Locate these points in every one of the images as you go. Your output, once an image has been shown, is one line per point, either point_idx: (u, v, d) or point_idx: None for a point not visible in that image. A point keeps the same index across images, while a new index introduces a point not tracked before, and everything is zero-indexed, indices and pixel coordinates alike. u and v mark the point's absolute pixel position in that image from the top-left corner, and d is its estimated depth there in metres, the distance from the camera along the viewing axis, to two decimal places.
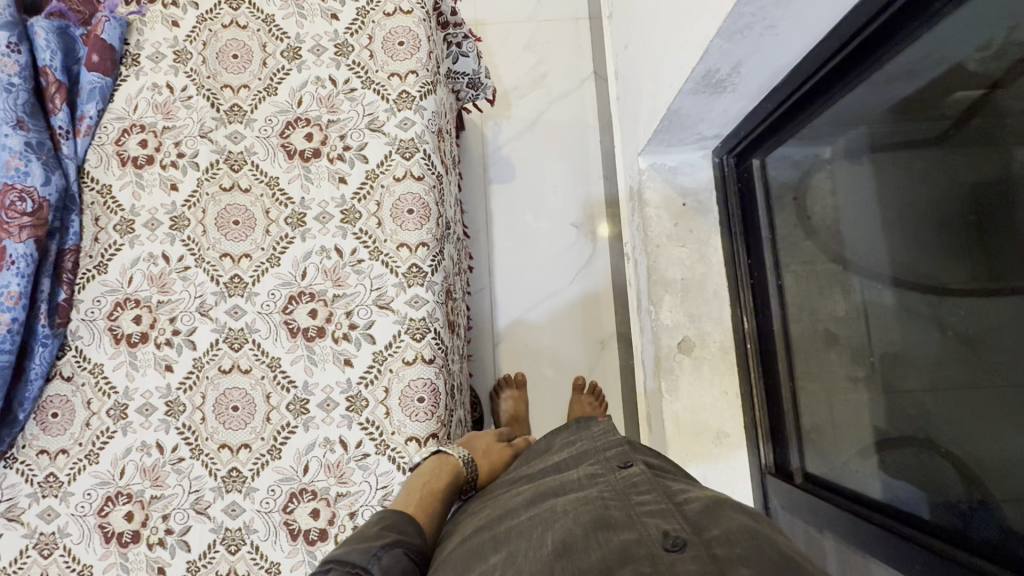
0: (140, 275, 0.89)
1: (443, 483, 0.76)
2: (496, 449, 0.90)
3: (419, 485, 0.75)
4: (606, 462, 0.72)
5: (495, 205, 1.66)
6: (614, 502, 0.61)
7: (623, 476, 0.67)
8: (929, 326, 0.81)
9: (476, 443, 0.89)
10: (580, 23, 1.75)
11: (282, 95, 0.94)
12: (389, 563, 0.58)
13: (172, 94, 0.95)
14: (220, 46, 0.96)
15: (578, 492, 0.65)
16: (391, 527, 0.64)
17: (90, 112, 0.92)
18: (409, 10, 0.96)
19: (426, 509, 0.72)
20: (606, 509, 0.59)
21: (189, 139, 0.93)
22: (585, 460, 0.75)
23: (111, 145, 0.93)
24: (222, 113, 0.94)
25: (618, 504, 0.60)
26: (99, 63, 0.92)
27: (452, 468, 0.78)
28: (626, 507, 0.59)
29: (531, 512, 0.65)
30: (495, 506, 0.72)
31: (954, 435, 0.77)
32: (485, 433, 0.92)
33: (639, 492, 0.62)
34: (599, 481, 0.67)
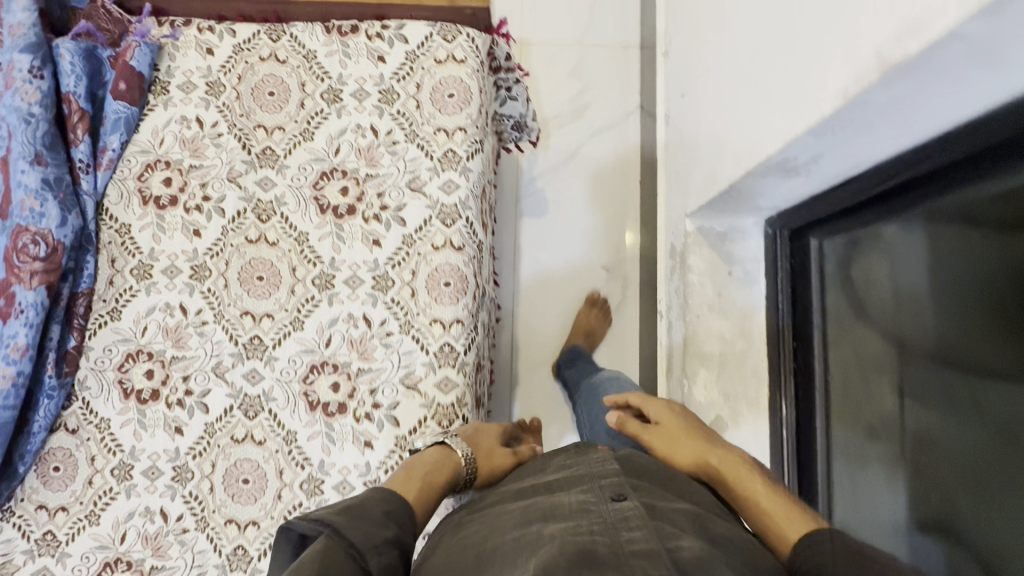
0: (155, 325, 0.84)
1: (443, 479, 0.71)
2: (501, 451, 0.81)
3: (419, 472, 0.70)
4: (599, 489, 0.64)
5: (523, 243, 1.59)
6: (601, 536, 0.56)
7: (615, 508, 0.61)
8: (970, 414, 0.79)
9: (482, 440, 0.80)
10: (630, 52, 1.66)
11: (319, 141, 0.87)
12: (384, 560, 0.55)
13: (202, 129, 0.88)
14: (256, 81, 0.89)
15: (568, 520, 0.59)
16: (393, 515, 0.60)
17: (113, 144, 0.86)
18: (462, 59, 0.88)
19: (423, 501, 0.67)
20: (592, 545, 0.54)
21: (217, 182, 0.87)
22: (576, 481, 0.68)
23: (133, 181, 0.87)
24: (253, 156, 0.87)
25: (605, 539, 0.56)
26: (126, 92, 0.85)
27: (455, 466, 0.73)
28: (614, 547, 0.54)
29: (517, 535, 0.60)
30: (484, 525, 0.65)
31: (982, 528, 0.77)
32: (492, 428, 0.83)
33: (629, 527, 0.57)
34: (590, 509, 0.61)
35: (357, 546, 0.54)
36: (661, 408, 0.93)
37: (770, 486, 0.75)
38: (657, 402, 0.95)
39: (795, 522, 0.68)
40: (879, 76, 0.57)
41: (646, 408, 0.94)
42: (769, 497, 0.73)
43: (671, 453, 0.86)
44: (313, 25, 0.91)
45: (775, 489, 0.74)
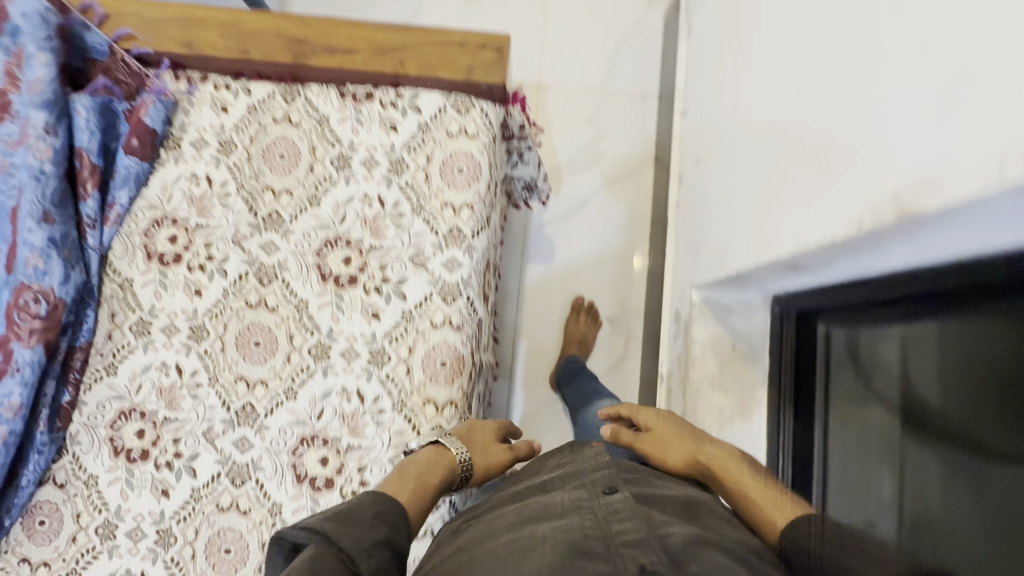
0: (150, 384, 0.84)
1: (438, 477, 0.71)
2: (496, 448, 0.81)
3: (413, 473, 0.70)
4: (591, 486, 0.71)
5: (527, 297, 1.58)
6: (593, 529, 0.62)
7: (606, 501, 0.67)
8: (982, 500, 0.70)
9: (476, 437, 0.80)
10: (648, 102, 1.64)
11: (325, 208, 0.87)
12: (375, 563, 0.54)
13: (210, 188, 0.88)
14: (267, 143, 0.89)
15: (560, 518, 0.65)
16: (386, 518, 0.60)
17: (122, 200, 0.86)
18: (474, 132, 0.87)
19: (418, 499, 0.67)
20: (585, 538, 0.60)
21: (221, 242, 0.87)
22: (571, 482, 0.75)
23: (139, 236, 0.87)
24: (259, 219, 0.87)
25: (597, 532, 0.61)
26: (138, 148, 0.86)
27: (449, 464, 0.73)
28: (607, 540, 0.60)
29: (509, 538, 0.63)
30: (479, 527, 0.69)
31: None
32: (487, 425, 0.83)
33: (619, 519, 0.63)
34: (581, 507, 0.67)
35: (347, 551, 0.53)
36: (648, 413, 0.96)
37: (758, 481, 0.80)
38: (645, 409, 0.97)
39: (784, 512, 0.73)
40: (894, 218, 0.56)
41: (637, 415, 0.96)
42: (756, 487, 0.78)
43: (658, 452, 0.88)
44: (329, 88, 0.90)
45: (762, 485, 0.79)
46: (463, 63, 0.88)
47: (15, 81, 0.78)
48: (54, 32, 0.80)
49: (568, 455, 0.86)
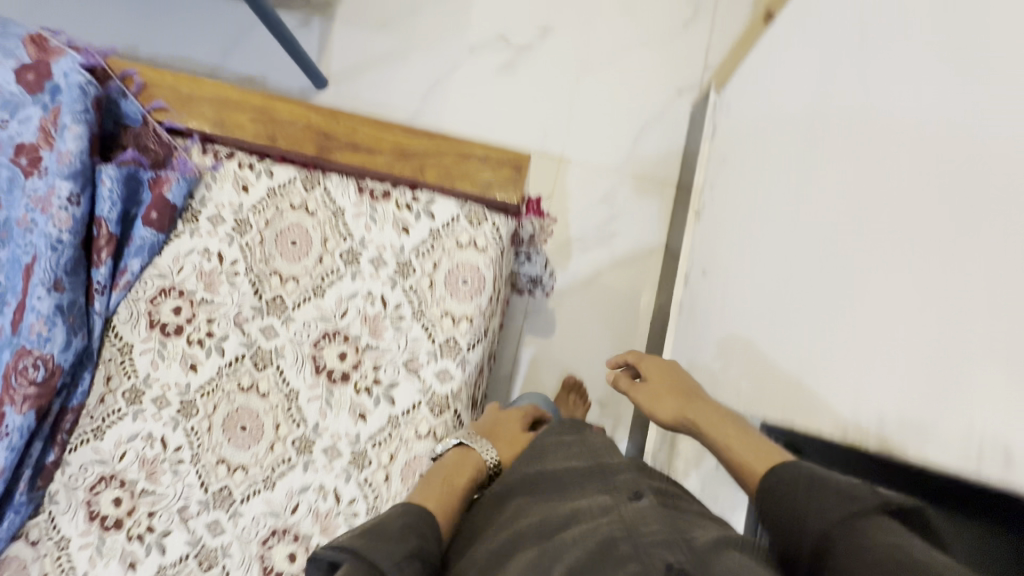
0: (133, 453, 0.86)
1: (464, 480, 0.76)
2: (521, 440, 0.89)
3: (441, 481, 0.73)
4: (618, 491, 0.71)
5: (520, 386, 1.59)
6: (623, 533, 0.63)
7: (633, 507, 0.68)
8: None
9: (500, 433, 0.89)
10: (666, 189, 1.66)
11: (328, 301, 0.88)
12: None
13: (221, 264, 0.90)
14: (281, 228, 0.91)
15: (590, 523, 0.66)
16: (412, 529, 0.64)
17: (133, 268, 0.89)
18: (482, 246, 0.89)
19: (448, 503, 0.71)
20: (615, 543, 0.62)
21: (223, 320, 0.89)
22: (595, 478, 0.74)
23: (145, 303, 0.89)
24: (262, 302, 0.89)
25: (626, 536, 0.63)
26: (156, 221, 0.88)
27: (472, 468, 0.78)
28: (633, 543, 0.61)
29: (540, 543, 0.65)
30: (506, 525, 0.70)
31: None
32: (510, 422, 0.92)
33: (647, 524, 0.64)
34: (612, 511, 0.67)
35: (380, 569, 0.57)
36: (651, 365, 0.97)
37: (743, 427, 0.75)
38: (650, 360, 0.99)
39: (763, 461, 0.68)
40: (875, 444, 0.58)
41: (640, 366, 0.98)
42: (740, 436, 0.73)
43: (656, 406, 0.91)
44: (348, 181, 0.92)
45: (746, 429, 0.74)
46: (482, 178, 0.90)
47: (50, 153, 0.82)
48: (89, 105, 0.85)
49: (577, 443, 0.82)
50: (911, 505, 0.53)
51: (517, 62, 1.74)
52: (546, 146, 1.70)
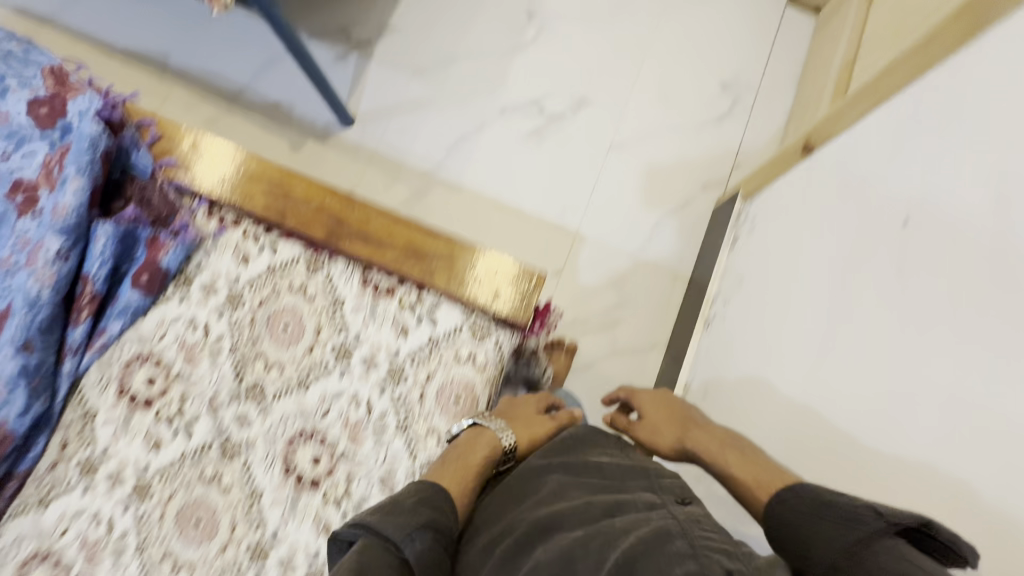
0: (75, 532, 0.84)
1: (479, 457, 0.86)
2: (538, 422, 0.96)
3: (457, 457, 0.86)
4: (663, 494, 0.80)
5: None
6: (676, 531, 0.69)
7: (683, 511, 0.76)
8: None
9: (517, 415, 0.97)
10: (677, 283, 1.62)
11: (311, 396, 0.93)
12: (418, 547, 0.70)
13: (205, 338, 0.94)
14: (275, 312, 0.96)
15: (644, 517, 0.73)
16: (426, 503, 0.76)
17: (113, 329, 0.92)
18: (480, 364, 0.98)
19: (460, 480, 0.83)
20: (670, 537, 0.68)
21: (196, 399, 0.92)
22: (630, 482, 0.83)
23: (118, 367, 0.92)
24: (240, 387, 0.93)
25: (679, 534, 0.69)
26: (146, 284, 0.92)
27: (487, 444, 0.88)
28: (690, 539, 0.67)
29: (586, 527, 0.73)
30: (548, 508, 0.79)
31: None
32: (525, 405, 0.99)
33: (702, 529, 0.71)
34: (659, 510, 0.75)
35: (392, 540, 0.69)
36: (646, 396, 1.05)
37: (743, 455, 0.85)
38: (641, 393, 1.06)
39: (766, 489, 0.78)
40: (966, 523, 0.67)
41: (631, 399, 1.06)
42: (743, 467, 0.83)
43: (654, 438, 1.00)
44: (353, 270, 1.00)
45: (746, 459, 0.84)
46: (490, 290, 0.99)
47: (47, 205, 0.83)
48: (96, 157, 0.86)
49: (623, 454, 0.92)
50: (916, 523, 0.61)
51: (547, 129, 1.72)
52: (563, 219, 1.66)
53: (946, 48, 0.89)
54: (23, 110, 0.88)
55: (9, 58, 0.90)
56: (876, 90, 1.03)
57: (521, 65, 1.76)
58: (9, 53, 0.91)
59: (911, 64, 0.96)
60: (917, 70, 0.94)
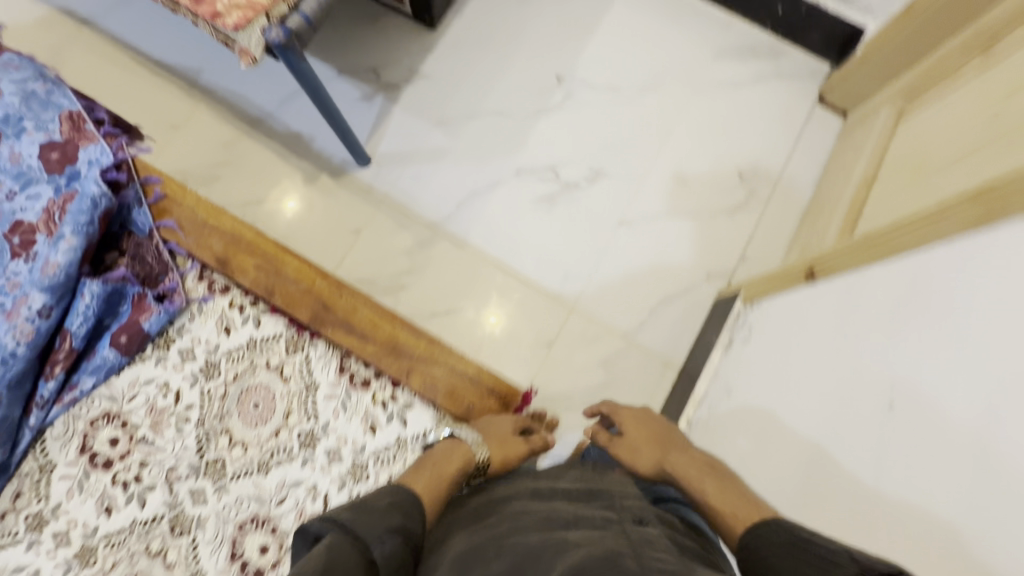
0: None
1: (452, 466, 0.99)
2: (511, 444, 1.14)
3: (432, 466, 0.98)
4: (623, 514, 0.86)
5: None
6: (628, 548, 0.73)
7: (640, 531, 0.80)
8: None
9: (496, 436, 1.14)
10: (668, 370, 1.60)
11: (269, 481, 1.19)
12: (386, 549, 0.75)
13: (174, 406, 1.22)
14: (249, 394, 1.25)
15: (594, 532, 0.78)
16: (399, 507, 0.82)
17: (84, 384, 1.20)
18: None
19: (430, 486, 0.93)
20: (620, 553, 0.71)
21: (155, 465, 1.19)
22: (598, 503, 0.90)
23: (83, 422, 1.20)
24: (200, 462, 1.19)
25: (631, 551, 0.72)
26: (124, 343, 1.22)
27: (462, 454, 1.02)
28: (639, 557, 0.70)
29: (543, 538, 0.78)
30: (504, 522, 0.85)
31: None
32: (506, 427, 1.17)
33: (654, 549, 0.74)
34: (614, 528, 0.80)
35: (361, 537, 0.73)
36: (629, 420, 1.15)
37: (718, 480, 0.90)
38: (627, 417, 1.15)
39: (741, 518, 0.81)
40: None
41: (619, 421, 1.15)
42: (718, 491, 0.87)
43: (636, 461, 1.06)
44: (330, 358, 1.28)
45: (721, 485, 0.89)
46: (467, 399, 1.26)
47: (43, 262, 1.18)
48: (92, 219, 1.23)
49: (599, 479, 1.00)
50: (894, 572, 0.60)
51: (560, 196, 1.72)
52: (562, 289, 1.66)
53: (961, 227, 0.86)
54: (32, 153, 1.29)
55: (30, 99, 1.32)
56: (882, 242, 1.02)
57: (542, 128, 1.76)
58: (33, 92, 1.33)
59: (921, 225, 0.94)
60: (925, 237, 0.92)
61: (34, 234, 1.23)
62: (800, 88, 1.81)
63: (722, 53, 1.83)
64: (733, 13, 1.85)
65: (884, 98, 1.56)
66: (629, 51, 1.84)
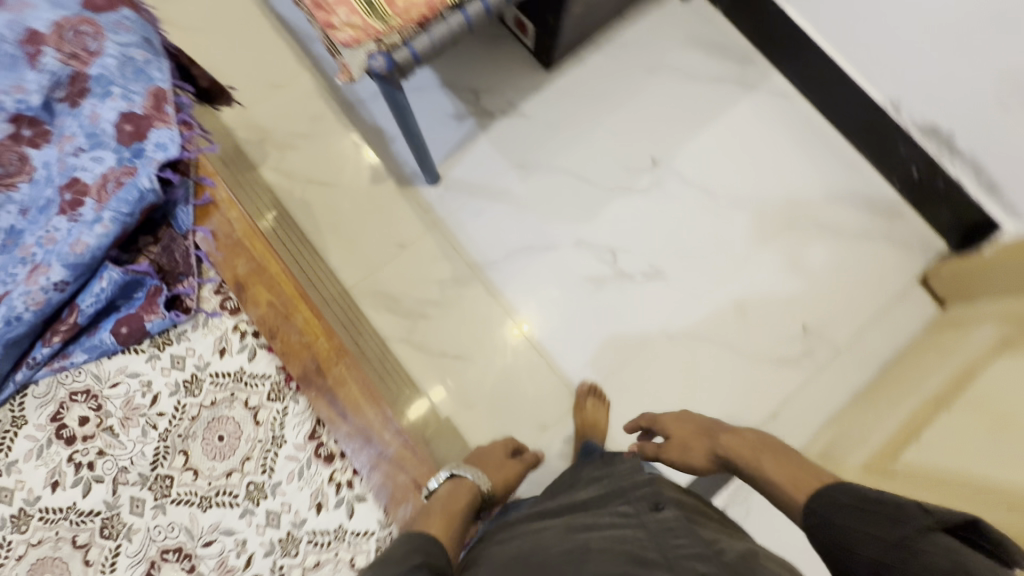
0: None
1: (460, 504, 0.90)
2: (499, 468, 1.17)
3: (438, 509, 0.88)
4: (638, 504, 0.86)
5: None
6: (650, 543, 0.76)
7: (658, 518, 0.81)
8: None
9: (484, 463, 1.18)
10: None
11: (202, 521, 0.95)
12: None
13: (148, 406, 1.00)
14: (217, 424, 1.00)
15: (611, 532, 0.80)
16: (418, 550, 0.74)
17: (74, 359, 1.00)
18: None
19: (445, 529, 0.83)
20: (645, 550, 0.74)
21: (110, 460, 0.97)
22: (613, 501, 0.90)
23: (64, 393, 1.00)
24: (151, 474, 0.97)
25: (653, 546, 0.75)
26: (123, 334, 1.01)
27: (466, 490, 0.94)
28: (662, 549, 0.74)
29: (564, 548, 0.78)
30: (522, 541, 0.84)
31: None
32: (491, 453, 1.21)
33: (675, 535, 0.77)
34: (633, 523, 0.81)
35: None
36: (669, 422, 1.23)
37: (772, 452, 0.97)
38: (671, 420, 1.23)
39: (804, 486, 0.87)
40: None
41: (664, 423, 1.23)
42: (776, 462, 0.94)
43: (690, 458, 1.13)
44: (307, 418, 1.01)
45: (780, 459, 0.95)
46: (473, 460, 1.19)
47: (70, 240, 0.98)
48: (134, 212, 1.02)
49: (613, 473, 1.00)
50: (962, 523, 0.66)
51: (609, 282, 1.63)
52: (578, 375, 1.58)
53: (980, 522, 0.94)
54: (110, 119, 1.03)
55: (126, 64, 1.04)
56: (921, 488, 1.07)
57: (617, 207, 1.68)
58: (130, 59, 1.05)
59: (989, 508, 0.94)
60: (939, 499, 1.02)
61: (86, 196, 1.01)
62: (905, 260, 1.64)
63: (834, 193, 1.68)
64: (861, 155, 1.70)
65: (991, 312, 1.37)
66: (737, 157, 1.71)
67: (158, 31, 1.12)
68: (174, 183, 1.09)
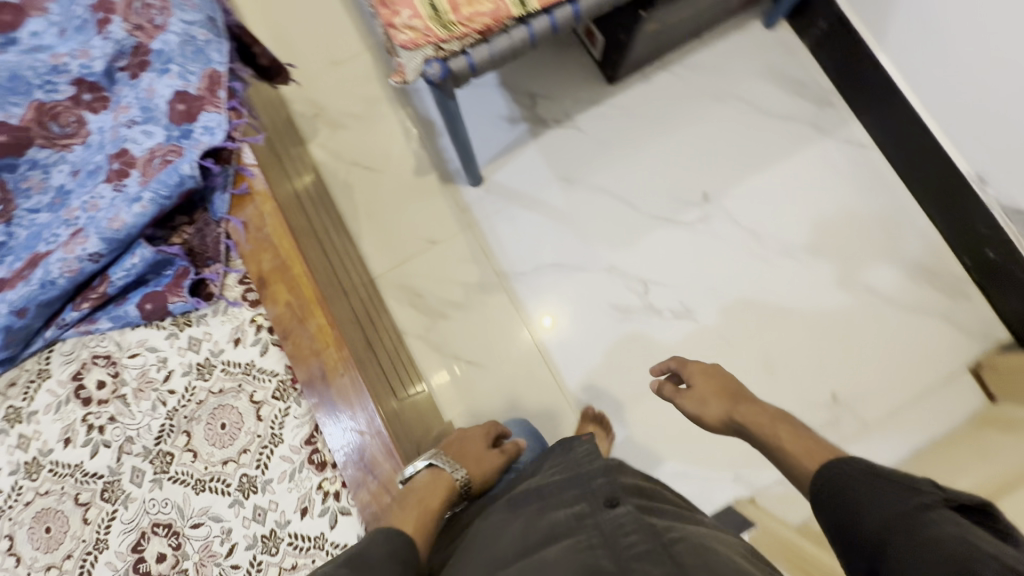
0: None
1: (436, 498, 0.91)
2: (483, 458, 1.08)
3: (415, 504, 0.89)
4: (593, 497, 0.80)
5: None
6: (603, 548, 0.70)
7: (611, 515, 0.75)
8: None
9: (467, 450, 1.09)
10: None
11: (194, 503, 0.99)
12: None
13: (160, 381, 1.04)
14: (220, 411, 1.03)
15: (568, 539, 0.72)
16: (395, 557, 0.73)
17: (101, 324, 1.06)
18: None
19: (420, 528, 0.84)
20: (597, 558, 0.68)
21: (119, 426, 1.02)
22: (568, 488, 0.84)
23: (88, 355, 1.06)
24: (154, 447, 1.01)
25: (607, 551, 0.69)
26: (147, 310, 1.05)
27: (445, 485, 0.95)
28: (617, 557, 0.68)
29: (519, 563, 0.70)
30: (474, 548, 0.79)
31: None
32: (475, 441, 1.12)
33: (626, 534, 0.71)
34: (586, 524, 0.74)
35: None
36: (696, 369, 1.10)
37: (795, 433, 0.90)
38: (692, 368, 1.11)
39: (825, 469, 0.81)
40: None
41: (685, 371, 1.11)
42: (794, 442, 0.88)
43: (705, 412, 1.04)
44: (306, 422, 1.03)
45: (806, 442, 0.88)
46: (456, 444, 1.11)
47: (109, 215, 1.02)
48: (173, 194, 1.04)
49: (568, 458, 0.95)
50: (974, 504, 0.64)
51: (635, 313, 1.58)
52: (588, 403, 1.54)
53: None
54: (164, 96, 1.07)
55: (187, 43, 1.08)
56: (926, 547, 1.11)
57: (658, 237, 1.61)
58: (192, 39, 1.09)
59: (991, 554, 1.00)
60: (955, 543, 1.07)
61: (132, 168, 1.05)
62: (961, 345, 1.52)
63: (894, 260, 1.57)
64: (932, 224, 1.57)
65: None
66: (795, 205, 1.62)
67: (222, 10, 1.16)
68: (213, 171, 1.11)
